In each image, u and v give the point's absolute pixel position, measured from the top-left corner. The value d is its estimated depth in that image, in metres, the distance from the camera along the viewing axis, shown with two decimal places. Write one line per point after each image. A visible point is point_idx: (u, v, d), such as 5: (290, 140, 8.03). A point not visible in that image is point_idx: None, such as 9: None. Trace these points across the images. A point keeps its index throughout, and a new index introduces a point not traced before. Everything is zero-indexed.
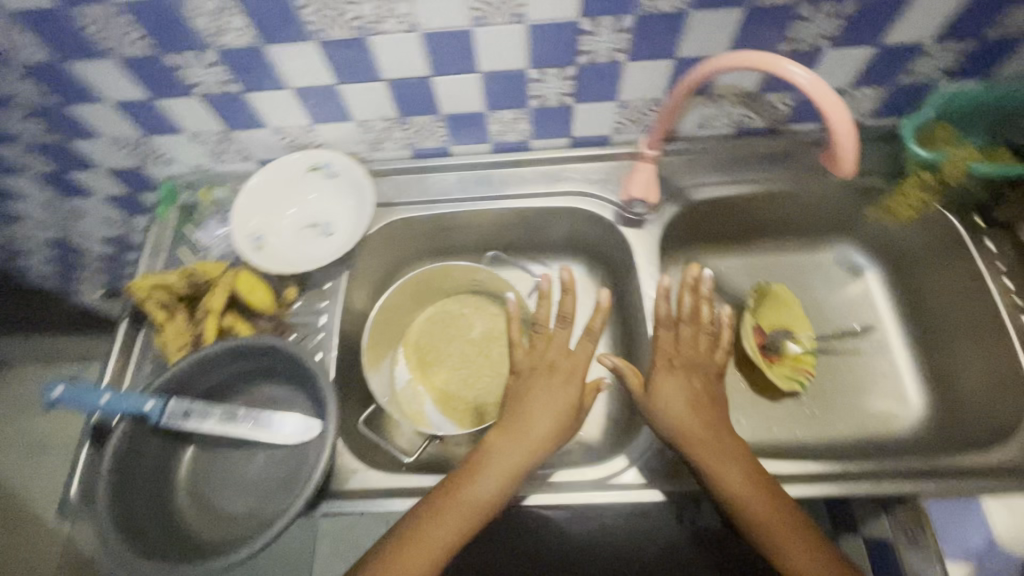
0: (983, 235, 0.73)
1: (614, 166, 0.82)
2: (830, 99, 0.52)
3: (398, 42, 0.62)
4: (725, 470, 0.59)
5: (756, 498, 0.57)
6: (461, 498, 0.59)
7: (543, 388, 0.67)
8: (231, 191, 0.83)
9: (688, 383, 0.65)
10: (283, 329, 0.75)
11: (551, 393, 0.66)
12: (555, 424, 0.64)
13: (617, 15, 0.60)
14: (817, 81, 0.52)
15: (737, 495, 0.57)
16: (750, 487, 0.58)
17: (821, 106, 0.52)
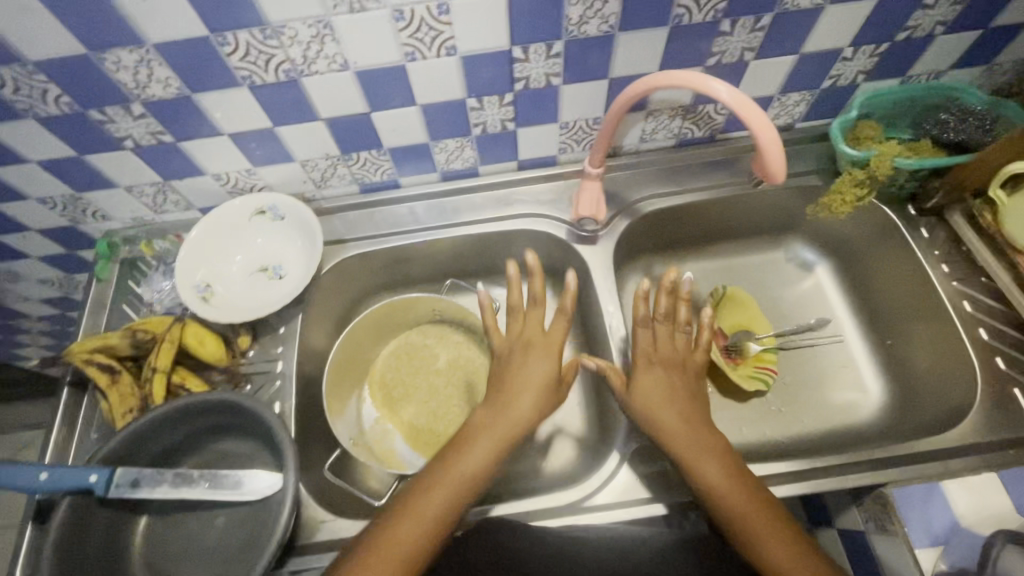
0: (917, 224, 0.77)
1: (563, 185, 0.83)
2: (751, 107, 0.52)
3: (331, 81, 0.61)
4: (703, 461, 0.57)
5: (736, 491, 0.55)
6: (446, 478, 0.56)
7: (522, 359, 0.64)
8: (174, 242, 0.80)
9: (668, 379, 0.64)
10: (238, 380, 0.73)
11: (529, 364, 0.63)
12: (538, 394, 0.61)
13: (547, 42, 0.61)
14: (738, 94, 0.52)
15: (715, 489, 0.56)
16: (729, 482, 0.56)
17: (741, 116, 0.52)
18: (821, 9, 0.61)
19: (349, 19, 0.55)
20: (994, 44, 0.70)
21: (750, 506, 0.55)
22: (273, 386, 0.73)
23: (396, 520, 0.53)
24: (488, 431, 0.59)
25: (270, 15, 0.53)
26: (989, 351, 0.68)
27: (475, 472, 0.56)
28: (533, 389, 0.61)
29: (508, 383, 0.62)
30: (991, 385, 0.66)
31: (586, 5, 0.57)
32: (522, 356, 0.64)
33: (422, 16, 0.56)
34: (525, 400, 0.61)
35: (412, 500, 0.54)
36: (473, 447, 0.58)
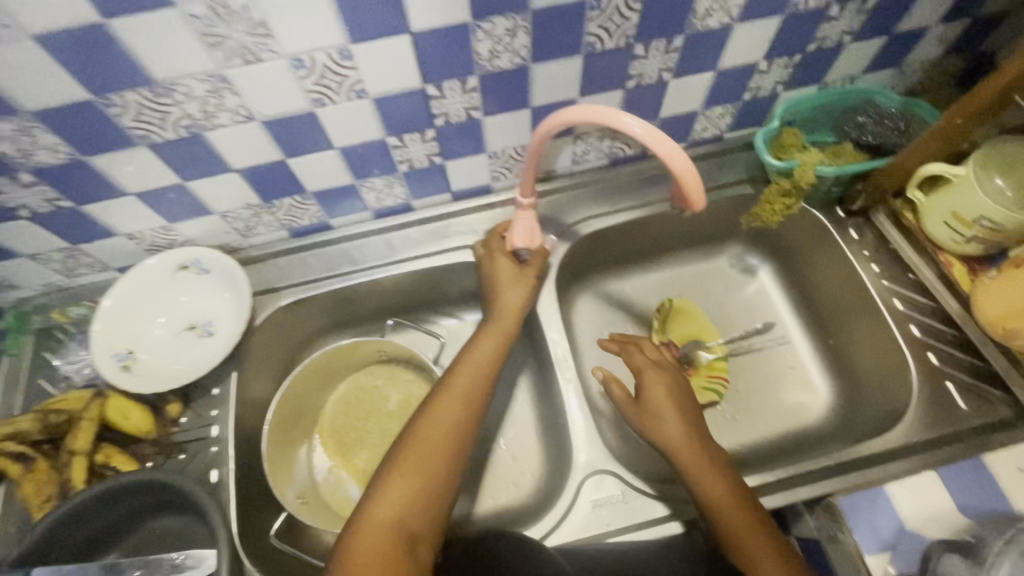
0: (846, 225, 0.78)
1: (500, 212, 0.81)
2: (666, 141, 0.50)
3: (238, 133, 0.58)
4: (710, 476, 0.57)
5: (732, 506, 0.55)
6: (431, 444, 0.57)
7: (489, 326, 0.69)
8: (91, 308, 0.75)
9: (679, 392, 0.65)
10: (172, 450, 0.69)
11: (496, 332, 0.68)
12: (497, 353, 0.66)
13: (460, 78, 0.59)
14: (652, 128, 0.50)
15: (719, 505, 0.56)
16: (731, 497, 0.56)
17: (658, 151, 0.50)
18: (730, 27, 0.62)
19: (245, 71, 0.52)
20: (901, 49, 0.72)
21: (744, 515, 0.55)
22: (209, 452, 0.69)
23: (381, 498, 0.54)
24: (457, 394, 0.61)
25: (156, 73, 0.50)
26: (922, 347, 0.70)
27: (459, 435, 0.59)
28: (494, 346, 0.66)
29: (467, 351, 0.66)
30: (926, 380, 0.68)
31: (494, 40, 0.56)
32: (489, 327, 0.68)
33: (323, 62, 0.53)
34: (482, 362, 0.64)
35: (400, 472, 0.55)
36: (447, 407, 0.60)
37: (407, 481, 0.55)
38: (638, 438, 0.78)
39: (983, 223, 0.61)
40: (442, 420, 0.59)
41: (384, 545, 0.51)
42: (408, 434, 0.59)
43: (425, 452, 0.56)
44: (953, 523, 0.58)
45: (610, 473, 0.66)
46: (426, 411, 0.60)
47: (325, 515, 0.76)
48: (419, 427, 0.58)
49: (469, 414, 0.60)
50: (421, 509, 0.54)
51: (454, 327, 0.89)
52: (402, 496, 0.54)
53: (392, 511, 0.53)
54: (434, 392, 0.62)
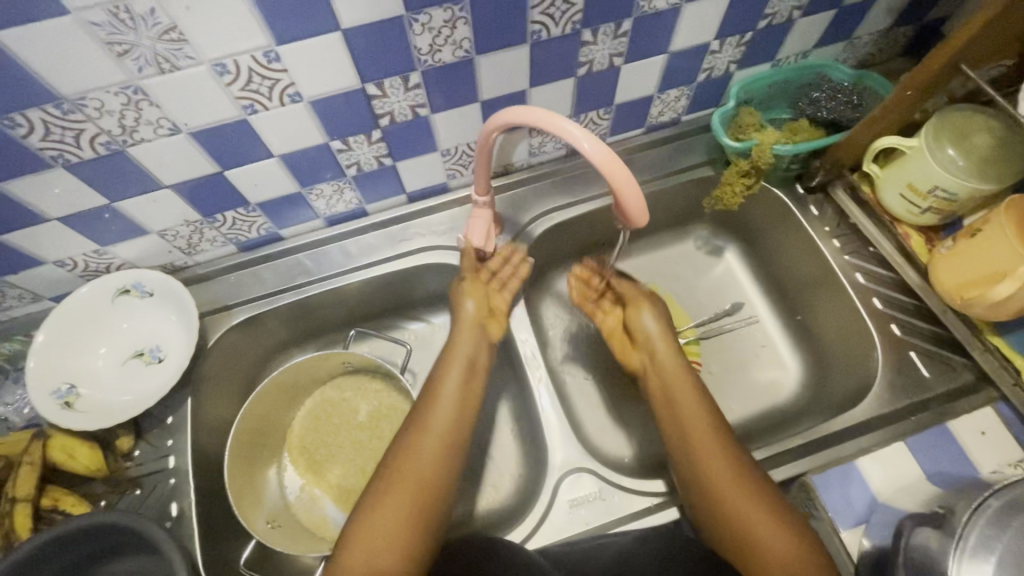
0: (807, 202, 0.78)
1: (459, 211, 0.79)
2: (603, 152, 0.50)
3: (164, 146, 0.54)
4: (703, 438, 0.59)
5: (724, 464, 0.56)
6: (410, 471, 0.57)
7: (455, 342, 0.67)
8: (25, 343, 0.70)
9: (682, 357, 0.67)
10: (126, 486, 0.65)
11: (467, 343, 0.67)
12: (467, 376, 0.64)
13: (402, 76, 0.56)
14: (587, 136, 0.50)
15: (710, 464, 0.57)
16: (721, 457, 0.57)
17: (596, 164, 0.50)
18: (678, 8, 0.60)
19: (162, 81, 0.48)
20: (851, 21, 0.71)
21: (735, 475, 0.56)
22: (167, 485, 0.66)
23: (362, 530, 0.53)
24: (435, 422, 0.60)
25: (61, 89, 0.46)
26: (885, 319, 0.70)
27: (437, 464, 0.58)
28: (461, 371, 0.64)
29: (442, 369, 0.65)
30: (891, 352, 0.68)
31: (433, 33, 0.53)
32: (458, 346, 0.67)
33: (249, 66, 0.49)
34: (453, 387, 0.63)
35: (382, 503, 0.55)
36: (426, 434, 0.59)
37: (390, 513, 0.54)
38: (614, 430, 0.77)
39: (937, 194, 0.62)
40: (421, 450, 0.58)
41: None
42: (388, 465, 0.58)
43: (404, 481, 0.56)
44: (922, 491, 0.58)
45: (587, 471, 0.65)
46: (405, 438, 0.59)
47: (299, 535, 0.73)
48: (398, 453, 0.58)
49: (448, 445, 0.59)
50: (401, 543, 0.53)
51: (422, 331, 0.86)
52: (385, 525, 0.53)
53: (373, 544, 0.52)
54: (412, 418, 0.61)
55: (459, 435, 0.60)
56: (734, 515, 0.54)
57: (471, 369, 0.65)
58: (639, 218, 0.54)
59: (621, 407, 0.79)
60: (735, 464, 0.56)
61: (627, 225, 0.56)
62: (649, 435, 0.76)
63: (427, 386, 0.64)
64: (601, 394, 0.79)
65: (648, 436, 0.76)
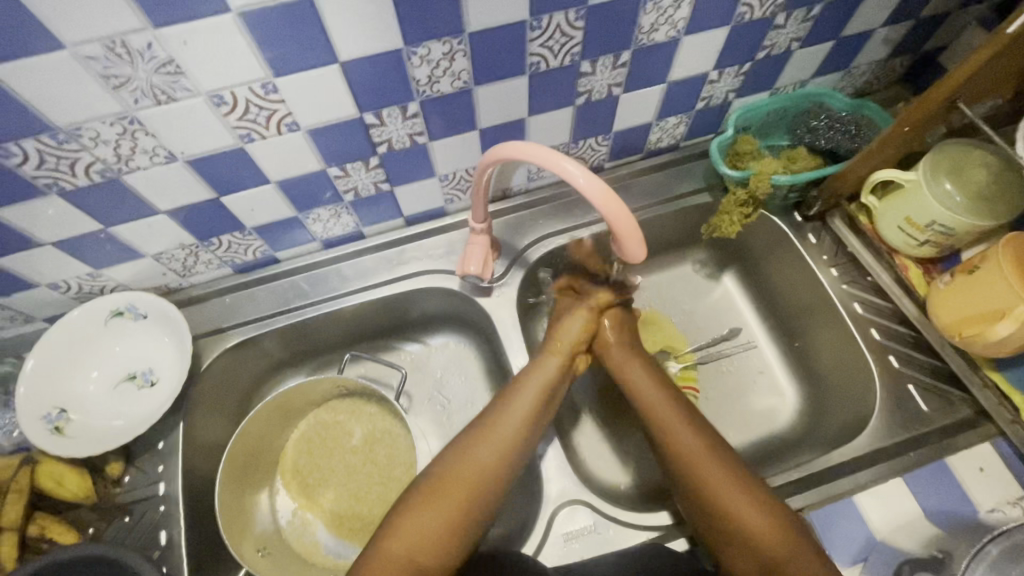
0: (805, 230, 0.78)
1: (456, 235, 0.78)
2: (599, 189, 0.50)
3: (161, 175, 0.54)
4: (702, 459, 0.59)
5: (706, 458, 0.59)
6: (459, 481, 0.57)
7: (536, 365, 0.65)
8: (17, 364, 0.69)
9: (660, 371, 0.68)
10: (115, 513, 0.65)
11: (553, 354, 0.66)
12: (543, 393, 0.63)
13: (400, 106, 0.56)
14: (581, 172, 0.50)
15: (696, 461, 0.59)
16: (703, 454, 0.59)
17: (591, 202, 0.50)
18: (677, 41, 0.60)
19: (159, 112, 0.48)
20: (849, 52, 0.71)
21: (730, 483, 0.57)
22: (156, 512, 0.65)
23: (403, 523, 0.55)
24: (495, 438, 0.59)
25: (56, 120, 0.46)
26: (884, 351, 0.70)
27: (485, 482, 0.57)
28: (537, 389, 0.63)
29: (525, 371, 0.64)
30: (889, 384, 0.68)
31: (432, 65, 0.53)
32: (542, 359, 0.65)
33: (246, 97, 0.49)
34: (533, 392, 0.63)
35: (423, 510, 0.55)
36: (487, 445, 0.59)
37: (431, 511, 0.55)
38: (610, 459, 0.76)
39: (935, 228, 0.62)
40: (474, 463, 0.58)
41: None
42: (444, 458, 0.59)
43: (445, 496, 0.56)
44: (922, 530, 0.58)
45: (582, 503, 0.64)
46: (460, 450, 0.59)
47: (289, 563, 0.72)
48: (450, 462, 0.58)
49: (504, 462, 0.58)
50: (434, 550, 0.54)
51: (418, 353, 0.86)
52: (421, 527, 0.55)
53: (407, 550, 0.54)
54: (474, 428, 0.60)
55: (521, 449, 0.60)
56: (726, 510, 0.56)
57: (546, 398, 0.63)
58: (625, 226, 0.51)
59: (617, 434, 0.78)
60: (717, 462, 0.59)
61: (626, 249, 0.54)
62: (644, 463, 0.76)
63: (504, 396, 0.62)
64: (597, 420, 0.79)
65: (642, 465, 0.75)
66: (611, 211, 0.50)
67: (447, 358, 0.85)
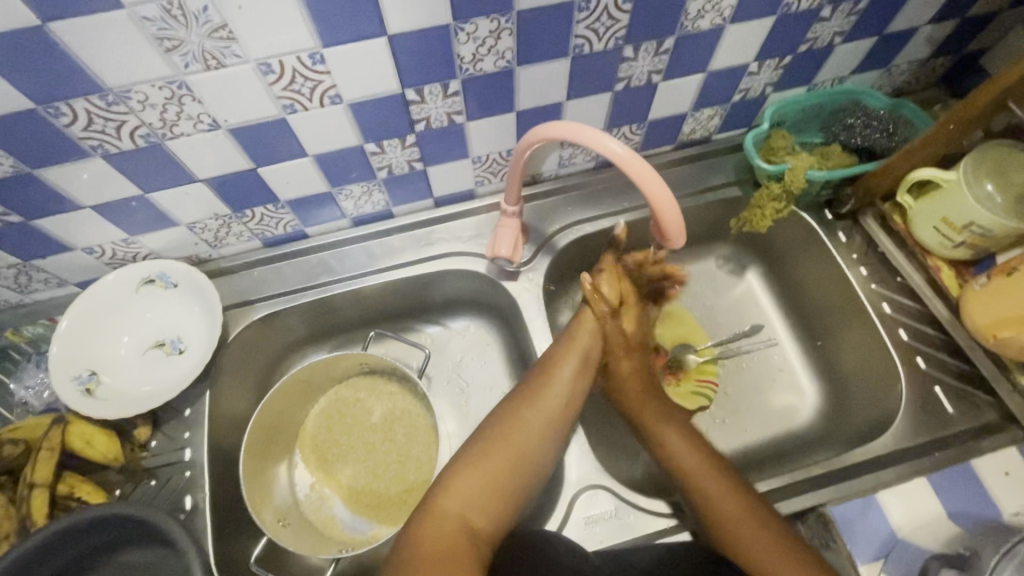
0: (834, 228, 0.78)
1: (484, 218, 0.78)
2: (647, 172, 0.52)
3: (204, 142, 0.55)
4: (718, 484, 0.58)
5: (749, 526, 0.54)
6: (510, 443, 0.57)
7: (569, 341, 0.66)
8: (49, 326, 0.70)
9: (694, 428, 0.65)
10: (141, 476, 0.66)
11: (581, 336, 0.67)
12: (581, 367, 0.64)
13: (442, 83, 0.56)
14: (631, 155, 0.51)
15: (739, 533, 0.54)
16: (749, 520, 0.54)
17: (639, 184, 0.52)
18: (721, 29, 0.59)
19: (208, 78, 0.48)
20: (890, 49, 0.71)
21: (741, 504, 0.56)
22: (182, 478, 0.66)
23: (457, 482, 0.55)
24: (541, 404, 0.61)
25: (108, 80, 0.46)
26: (911, 351, 0.70)
27: (537, 445, 0.58)
28: (576, 364, 0.64)
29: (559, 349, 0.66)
30: (915, 385, 0.68)
31: (477, 42, 0.53)
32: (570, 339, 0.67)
33: (293, 67, 0.50)
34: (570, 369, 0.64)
35: (477, 467, 0.56)
36: (535, 413, 0.60)
37: (484, 471, 0.55)
38: (629, 449, 0.76)
39: (972, 229, 0.61)
40: (524, 427, 0.59)
41: (452, 535, 0.50)
42: (494, 421, 0.60)
43: (496, 456, 0.56)
44: (945, 530, 0.58)
45: (603, 488, 0.64)
46: (511, 412, 0.60)
47: (308, 535, 0.73)
48: (499, 424, 0.59)
49: (552, 428, 0.60)
50: (485, 510, 0.54)
51: (438, 335, 0.86)
52: (474, 488, 0.54)
53: (461, 505, 0.53)
54: (522, 394, 0.62)
55: (563, 421, 0.61)
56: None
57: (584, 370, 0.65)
58: (657, 191, 0.52)
59: None
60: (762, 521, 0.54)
61: (670, 229, 0.55)
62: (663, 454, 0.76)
63: (544, 366, 0.65)
64: (616, 410, 0.79)
65: None
66: (641, 177, 0.52)
67: (467, 342, 0.85)
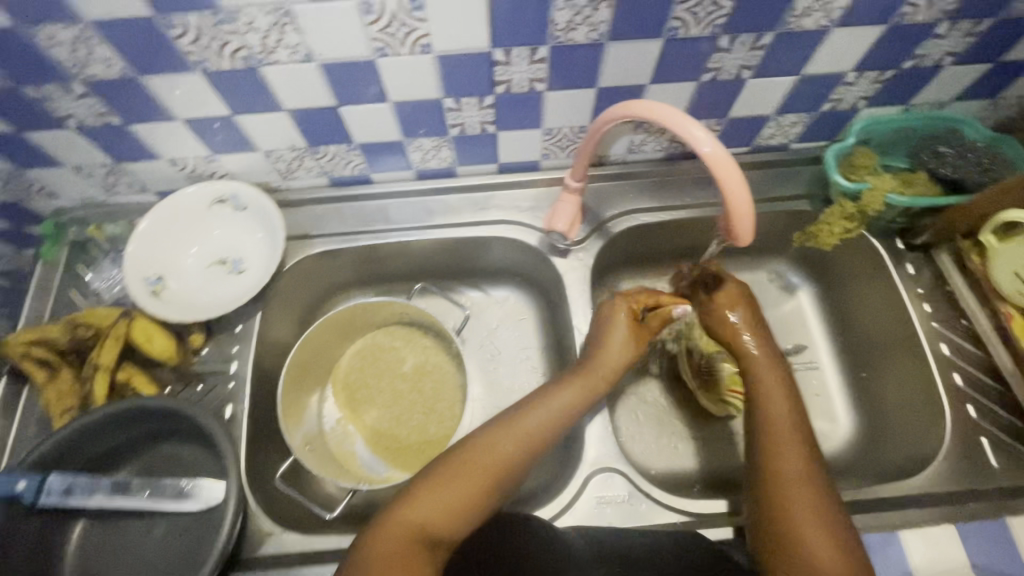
0: (904, 259, 0.74)
1: (545, 191, 0.79)
2: (726, 164, 0.50)
3: (295, 73, 0.57)
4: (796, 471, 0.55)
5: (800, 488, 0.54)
6: (480, 465, 0.55)
7: (581, 373, 0.63)
8: (127, 227, 0.75)
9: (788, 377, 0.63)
10: (190, 379, 0.70)
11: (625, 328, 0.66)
12: (583, 400, 0.62)
13: (532, 46, 0.56)
14: (715, 146, 0.50)
15: (780, 452, 0.56)
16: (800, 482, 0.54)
17: (716, 173, 0.50)
18: (825, 30, 0.57)
19: (312, 8, 0.50)
20: (1002, 80, 0.66)
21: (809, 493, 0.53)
22: (225, 388, 0.70)
23: (424, 495, 0.53)
24: (522, 432, 0.58)
25: None
26: (963, 398, 0.67)
27: (510, 471, 0.56)
28: (580, 393, 0.62)
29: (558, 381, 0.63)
30: (960, 432, 0.65)
31: (574, 10, 0.52)
32: (580, 374, 0.63)
33: (393, 10, 0.51)
34: (565, 402, 0.61)
35: (445, 484, 0.54)
36: (512, 439, 0.57)
37: (454, 490, 0.53)
38: (650, 444, 0.76)
39: None
40: (500, 451, 0.56)
41: (406, 547, 0.49)
42: (477, 436, 0.58)
43: (468, 476, 0.54)
44: None
45: (617, 473, 0.65)
46: (493, 432, 0.58)
47: (328, 464, 0.76)
48: (477, 442, 0.57)
49: (526, 460, 0.57)
50: (447, 526, 0.52)
51: (478, 300, 0.87)
52: (440, 503, 0.52)
53: (425, 517, 0.51)
54: (510, 414, 0.60)
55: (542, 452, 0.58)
56: (798, 541, 0.51)
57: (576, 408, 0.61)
58: (735, 183, 0.51)
59: (658, 421, 0.77)
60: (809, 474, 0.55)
61: (738, 229, 0.54)
62: (682, 454, 0.76)
63: (539, 392, 0.62)
64: (643, 404, 0.78)
65: (680, 455, 0.76)
66: (719, 166, 0.51)
67: (504, 311, 0.86)
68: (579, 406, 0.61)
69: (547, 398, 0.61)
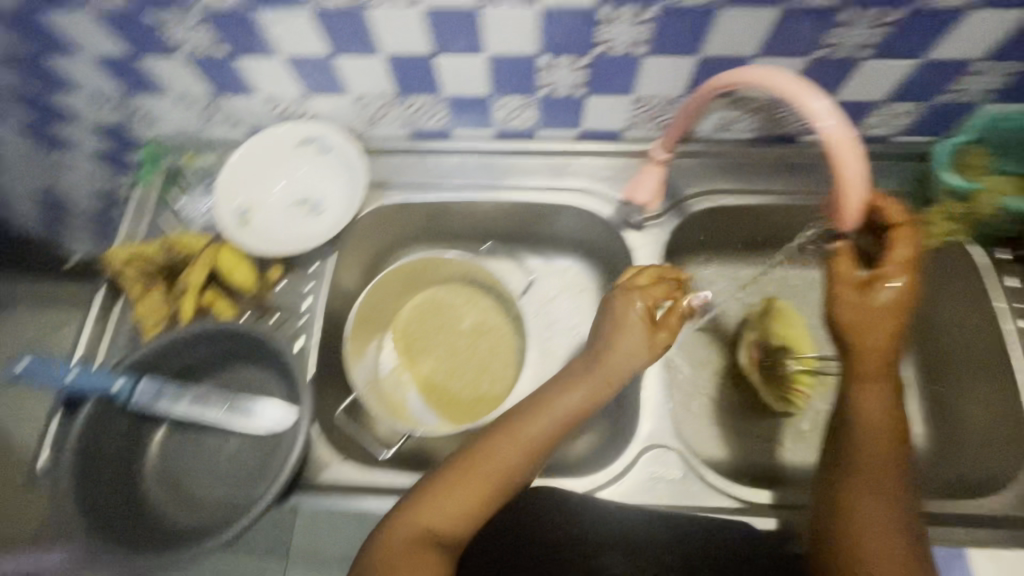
0: (1005, 269, 0.70)
1: (624, 163, 0.77)
2: (846, 144, 0.48)
3: (399, 17, 0.57)
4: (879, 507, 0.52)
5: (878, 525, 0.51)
6: (482, 471, 0.54)
7: (585, 371, 0.58)
8: (218, 160, 0.79)
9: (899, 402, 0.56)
10: (265, 310, 0.74)
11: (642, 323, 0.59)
12: (587, 403, 0.57)
13: (640, 6, 0.55)
14: (838, 124, 0.47)
15: (869, 484, 0.53)
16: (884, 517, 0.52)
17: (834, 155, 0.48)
18: (960, 11, 0.53)
19: None
20: None
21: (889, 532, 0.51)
22: (297, 323, 0.73)
23: (427, 502, 0.53)
24: (523, 437, 0.55)
25: None
26: None
27: (514, 475, 0.55)
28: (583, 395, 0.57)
29: (560, 381, 0.58)
30: None
31: None
32: (583, 374, 0.58)
33: None
34: (570, 403, 0.57)
35: (448, 490, 0.53)
36: (512, 444, 0.55)
37: (456, 497, 0.53)
38: (702, 430, 0.75)
39: None
40: (501, 457, 0.55)
41: (412, 552, 0.51)
42: (479, 439, 0.56)
43: (471, 482, 0.54)
44: None
45: (671, 450, 0.65)
46: (494, 436, 0.56)
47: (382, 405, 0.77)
48: (478, 448, 0.55)
49: (530, 462, 0.55)
50: (455, 530, 0.53)
51: (540, 267, 0.87)
52: (443, 508, 0.53)
53: (430, 523, 0.52)
54: (513, 415, 0.57)
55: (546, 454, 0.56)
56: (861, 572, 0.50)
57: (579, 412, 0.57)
58: (853, 165, 0.49)
59: (713, 407, 0.76)
60: (888, 499, 0.53)
61: (850, 210, 0.51)
62: (733, 443, 0.75)
63: (543, 392, 0.58)
64: (699, 389, 0.77)
65: (731, 444, 0.75)
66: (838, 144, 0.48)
67: (566, 281, 0.86)
68: (582, 408, 0.57)
69: (550, 400, 0.57)
